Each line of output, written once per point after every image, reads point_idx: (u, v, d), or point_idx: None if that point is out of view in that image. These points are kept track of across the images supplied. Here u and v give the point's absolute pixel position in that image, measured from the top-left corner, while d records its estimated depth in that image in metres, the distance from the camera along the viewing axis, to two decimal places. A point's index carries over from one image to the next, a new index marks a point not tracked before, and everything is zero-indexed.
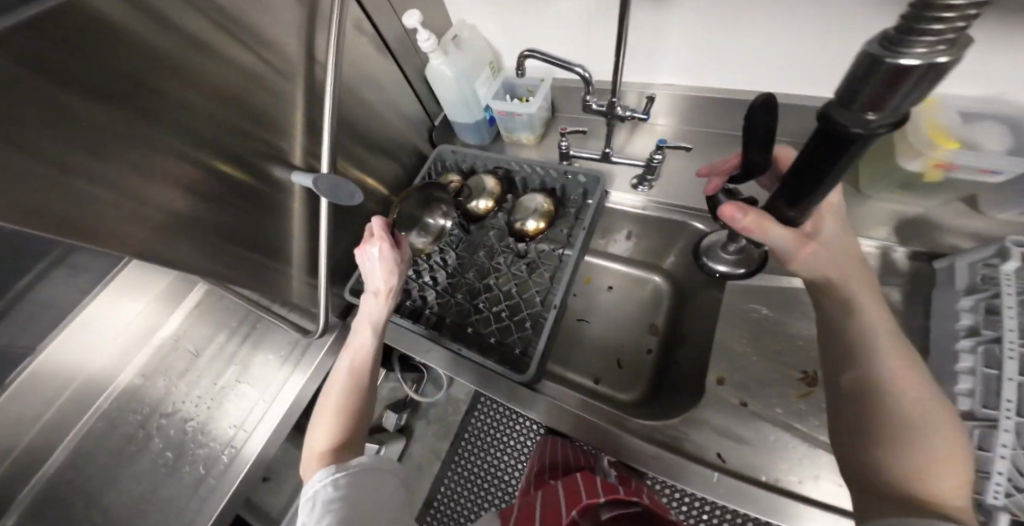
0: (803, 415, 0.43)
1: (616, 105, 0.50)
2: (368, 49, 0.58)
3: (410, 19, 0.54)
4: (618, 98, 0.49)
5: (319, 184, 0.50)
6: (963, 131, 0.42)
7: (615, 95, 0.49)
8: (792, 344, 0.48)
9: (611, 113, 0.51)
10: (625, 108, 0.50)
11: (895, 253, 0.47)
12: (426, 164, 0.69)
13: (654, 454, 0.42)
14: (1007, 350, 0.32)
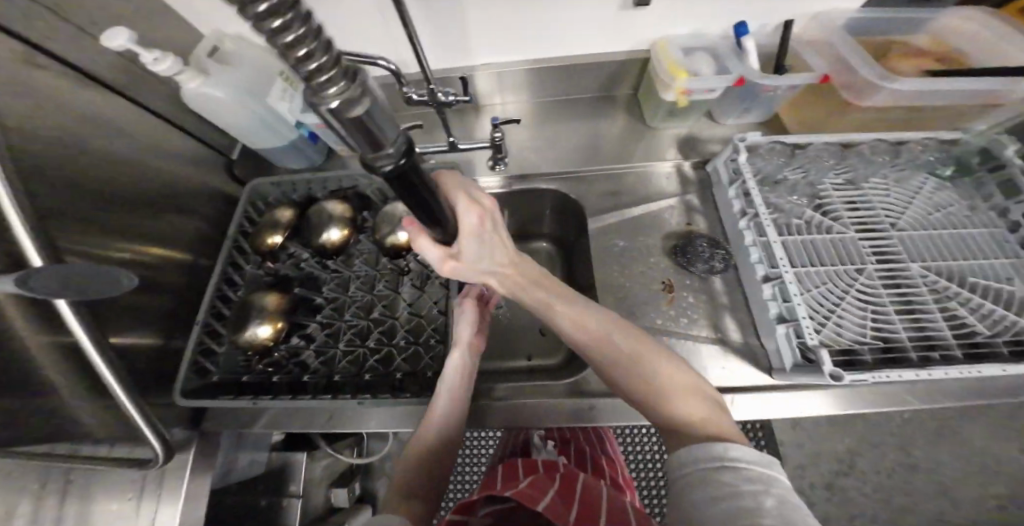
0: (674, 317, 0.53)
1: (435, 91, 0.47)
2: (73, 83, 0.43)
3: (117, 40, 0.41)
4: (434, 84, 0.47)
5: (39, 281, 0.30)
6: (687, 62, 0.57)
7: (430, 82, 0.47)
8: (649, 264, 0.58)
9: (434, 99, 0.48)
10: (443, 92, 0.49)
11: (684, 167, 0.63)
12: (237, 200, 0.60)
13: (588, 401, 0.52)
14: (766, 222, 0.48)
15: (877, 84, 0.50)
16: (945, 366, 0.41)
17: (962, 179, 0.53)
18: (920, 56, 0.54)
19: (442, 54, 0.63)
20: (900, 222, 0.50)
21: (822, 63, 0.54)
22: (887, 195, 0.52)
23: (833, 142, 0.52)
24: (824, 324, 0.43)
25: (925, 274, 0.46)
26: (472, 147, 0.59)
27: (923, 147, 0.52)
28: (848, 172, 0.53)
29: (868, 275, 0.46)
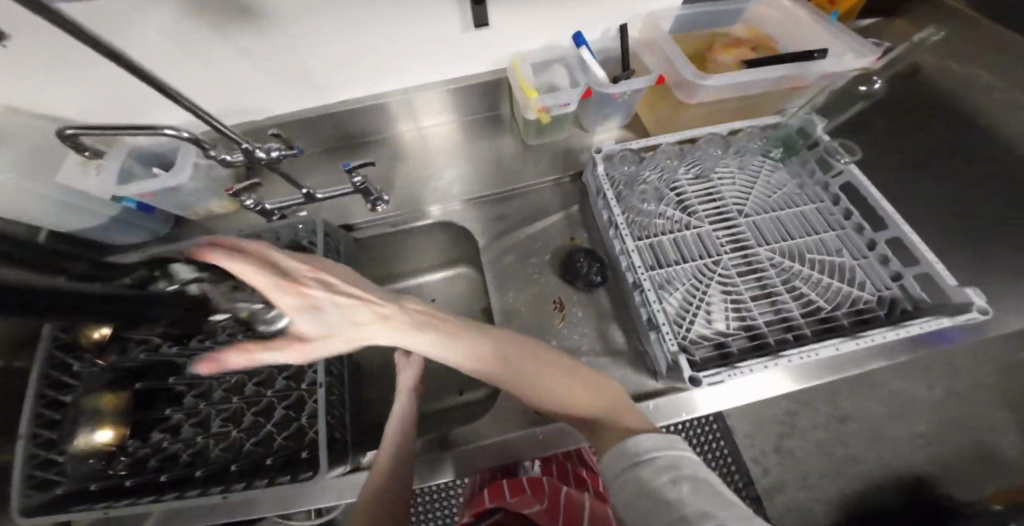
0: (568, 333, 0.55)
1: (250, 149, 0.44)
2: None
3: None
4: (247, 143, 0.43)
5: None
6: (541, 81, 0.59)
7: (240, 141, 0.43)
8: (541, 283, 0.58)
9: (251, 159, 0.45)
10: (262, 149, 0.45)
11: (564, 183, 0.66)
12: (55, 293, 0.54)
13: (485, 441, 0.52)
14: (621, 229, 0.53)
15: (694, 82, 0.53)
16: (797, 344, 0.49)
17: (791, 157, 0.62)
18: (734, 45, 0.61)
19: (288, 96, 0.60)
20: (746, 208, 0.59)
21: (657, 63, 0.59)
22: (735, 186, 0.61)
23: (676, 141, 0.60)
24: (694, 320, 0.53)
25: (772, 257, 0.57)
26: (333, 196, 0.55)
27: (754, 136, 0.61)
28: (698, 166, 0.61)
29: (723, 266, 0.56)
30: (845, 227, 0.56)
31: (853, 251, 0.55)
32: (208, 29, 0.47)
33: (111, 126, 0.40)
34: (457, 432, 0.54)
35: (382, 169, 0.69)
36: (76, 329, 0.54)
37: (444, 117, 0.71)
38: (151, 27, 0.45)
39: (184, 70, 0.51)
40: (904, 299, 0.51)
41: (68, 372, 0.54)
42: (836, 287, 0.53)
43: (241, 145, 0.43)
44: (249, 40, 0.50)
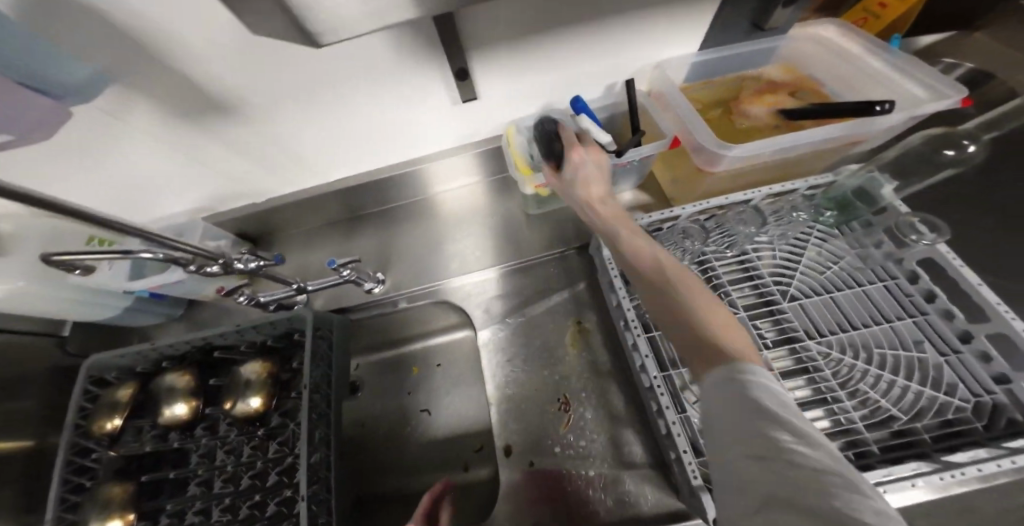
0: (575, 436, 0.53)
1: (229, 261, 0.43)
2: None
3: None
4: (225, 255, 0.43)
5: None
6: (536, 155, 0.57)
7: (219, 255, 0.43)
8: (546, 379, 0.58)
9: (228, 270, 0.44)
10: (243, 260, 0.44)
11: (568, 256, 0.64)
12: (79, 382, 0.54)
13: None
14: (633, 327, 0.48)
15: (716, 152, 0.46)
16: (856, 464, 0.40)
17: (849, 222, 0.53)
18: (766, 92, 0.53)
19: (287, 178, 0.60)
20: (791, 289, 0.51)
21: (669, 124, 0.53)
22: (775, 259, 0.53)
23: (698, 212, 0.53)
24: None
25: (826, 353, 0.47)
26: (322, 286, 0.53)
27: (798, 206, 0.53)
28: (729, 237, 0.53)
29: (764, 362, 0.47)
30: (927, 312, 0.46)
31: (940, 344, 0.44)
32: (197, 129, 0.47)
33: (90, 252, 0.40)
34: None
35: (384, 241, 0.67)
36: (94, 415, 0.54)
37: (467, 179, 0.68)
38: (138, 129, 0.45)
39: (179, 167, 0.52)
40: (1014, 408, 0.39)
41: (91, 455, 0.54)
42: (912, 391, 0.43)
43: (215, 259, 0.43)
44: (239, 134, 0.50)
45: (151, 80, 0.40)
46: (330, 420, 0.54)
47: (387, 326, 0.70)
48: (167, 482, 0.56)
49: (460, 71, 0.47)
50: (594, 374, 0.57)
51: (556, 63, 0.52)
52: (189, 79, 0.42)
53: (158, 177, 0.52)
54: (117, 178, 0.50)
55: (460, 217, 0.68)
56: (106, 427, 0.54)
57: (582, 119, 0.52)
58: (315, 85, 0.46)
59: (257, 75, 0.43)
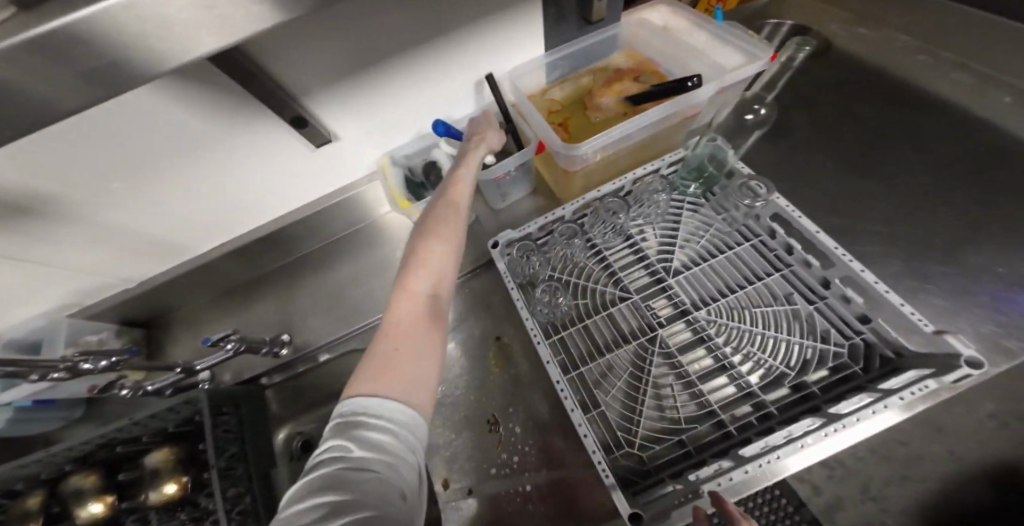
0: (507, 458, 0.50)
1: (71, 365, 0.39)
2: None
3: None
4: (68, 360, 0.40)
5: None
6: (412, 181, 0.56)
7: (58, 362, 0.39)
8: (470, 403, 0.54)
9: (79, 374, 0.41)
10: (92, 359, 0.42)
11: (478, 271, 0.62)
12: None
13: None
14: (534, 336, 0.47)
15: (567, 152, 0.49)
16: (761, 429, 0.42)
17: (710, 189, 0.56)
18: (615, 80, 0.58)
19: (157, 255, 0.56)
20: (674, 264, 0.53)
21: (530, 130, 0.54)
22: (659, 239, 0.54)
23: (579, 208, 0.54)
24: (640, 417, 0.46)
25: (711, 319, 0.49)
26: (213, 364, 0.51)
27: (655, 186, 0.54)
28: (612, 227, 0.54)
29: (661, 341, 0.49)
30: (790, 263, 0.49)
31: (807, 293, 0.48)
32: (16, 235, 0.43)
33: None
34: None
35: (289, 296, 0.65)
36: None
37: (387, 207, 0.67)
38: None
39: (12, 271, 0.47)
40: (882, 345, 0.43)
41: None
42: (798, 343, 0.46)
43: (58, 366, 0.39)
44: (71, 232, 0.46)
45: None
46: (256, 492, 0.52)
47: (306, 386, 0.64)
48: None
49: (296, 120, 0.45)
50: (518, 385, 0.54)
51: (402, 89, 0.51)
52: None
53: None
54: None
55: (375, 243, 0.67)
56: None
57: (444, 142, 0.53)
58: (141, 167, 0.43)
59: (64, 170, 0.40)
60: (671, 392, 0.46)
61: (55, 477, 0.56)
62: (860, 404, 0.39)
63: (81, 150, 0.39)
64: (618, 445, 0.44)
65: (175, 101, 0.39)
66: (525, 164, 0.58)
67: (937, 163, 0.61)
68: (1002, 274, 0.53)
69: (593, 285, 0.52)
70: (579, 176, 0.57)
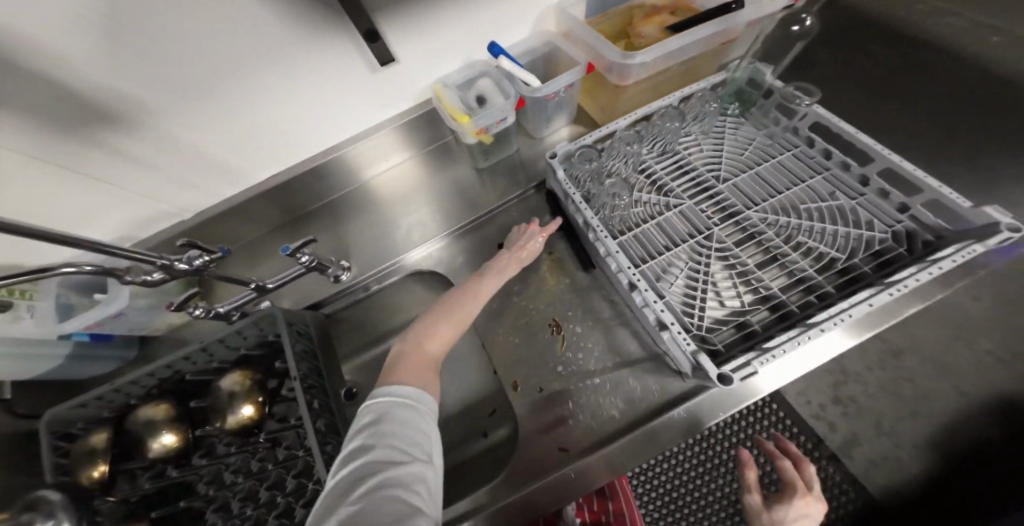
0: (574, 356, 0.52)
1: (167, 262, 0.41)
2: None
3: None
4: (166, 256, 0.41)
5: None
6: (466, 104, 0.57)
7: (160, 256, 0.41)
8: (532, 312, 0.56)
9: (174, 272, 0.43)
10: (185, 258, 0.43)
11: (527, 196, 0.64)
12: (41, 439, 0.48)
13: (525, 477, 0.45)
14: (600, 232, 0.50)
15: (622, 62, 0.52)
16: (823, 305, 0.45)
17: (749, 110, 0.61)
18: (654, 14, 0.59)
19: (212, 184, 0.57)
20: (722, 173, 0.56)
21: (580, 54, 0.57)
22: (704, 153, 0.58)
23: (630, 124, 0.57)
24: (705, 304, 0.48)
25: (763, 218, 0.52)
26: (286, 280, 0.52)
27: (707, 98, 0.58)
28: (661, 143, 0.58)
29: (716, 238, 0.52)
30: (830, 167, 0.54)
31: (848, 191, 0.52)
32: (89, 145, 0.45)
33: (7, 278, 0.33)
34: (524, 458, 0.47)
35: (339, 230, 0.66)
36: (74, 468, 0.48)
37: (403, 153, 0.69)
38: (14, 155, 0.42)
39: (81, 187, 0.48)
40: (922, 230, 0.46)
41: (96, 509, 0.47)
42: (845, 234, 0.49)
43: (156, 261, 0.40)
44: (139, 146, 0.48)
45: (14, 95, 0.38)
46: (332, 409, 0.53)
47: (364, 315, 0.67)
48: (180, 511, 0.50)
49: (369, 33, 0.45)
50: (578, 293, 0.56)
51: (458, 11, 0.52)
52: (66, 91, 0.40)
53: (54, 213, 0.48)
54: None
55: (388, 197, 0.68)
56: (92, 476, 0.48)
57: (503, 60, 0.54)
58: (215, 76, 0.45)
59: (143, 72, 0.42)
60: (731, 285, 0.49)
61: (117, 415, 0.54)
62: (911, 271, 0.43)
63: (166, 49, 0.40)
64: (688, 328, 0.46)
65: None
66: (574, 89, 0.60)
67: (958, 74, 0.65)
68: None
69: (647, 195, 0.55)
70: (625, 99, 0.59)
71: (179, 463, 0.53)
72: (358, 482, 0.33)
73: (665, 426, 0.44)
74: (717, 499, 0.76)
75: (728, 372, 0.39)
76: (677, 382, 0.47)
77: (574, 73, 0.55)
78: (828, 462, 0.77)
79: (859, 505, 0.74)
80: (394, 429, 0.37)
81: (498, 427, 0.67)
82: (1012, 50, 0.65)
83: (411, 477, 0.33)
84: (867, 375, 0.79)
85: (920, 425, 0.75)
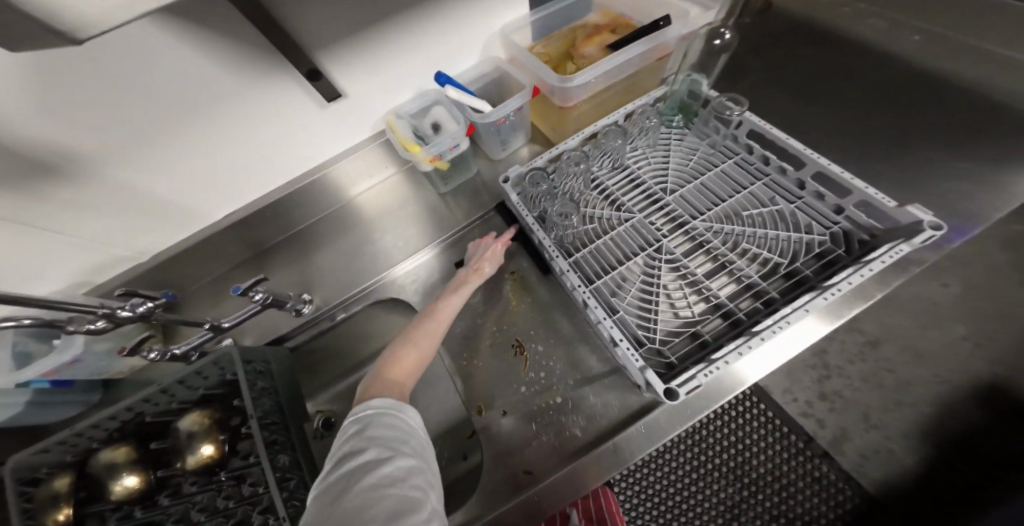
0: (536, 374, 0.52)
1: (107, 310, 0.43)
2: None
3: None
4: (106, 305, 0.43)
5: None
6: (420, 134, 0.58)
7: (100, 305, 0.42)
8: (495, 334, 0.57)
9: (116, 320, 0.44)
10: (127, 306, 0.45)
11: (487, 217, 0.65)
12: (5, 487, 0.47)
13: (489, 505, 0.45)
14: (551, 252, 0.52)
15: (562, 85, 0.55)
16: (768, 311, 0.46)
17: (692, 120, 0.64)
18: (595, 33, 0.62)
19: (169, 226, 0.58)
20: (670, 185, 0.58)
21: (526, 78, 0.59)
22: (652, 166, 0.60)
23: (578, 143, 0.60)
24: (658, 315, 0.49)
25: (710, 226, 0.54)
26: (241, 319, 0.53)
27: (648, 113, 0.61)
28: (611, 158, 0.60)
29: (667, 250, 0.53)
30: (769, 172, 0.56)
31: (789, 196, 0.54)
32: (42, 201, 0.46)
33: None
34: (488, 484, 0.46)
35: (303, 260, 0.66)
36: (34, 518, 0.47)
37: (389, 170, 0.69)
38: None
39: (38, 243, 0.49)
40: (857, 231, 0.48)
41: None
42: (786, 237, 0.51)
43: (96, 310, 0.42)
44: (95, 196, 0.49)
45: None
46: (294, 444, 0.53)
47: (333, 342, 0.67)
48: None
49: (311, 72, 0.47)
50: (539, 311, 0.56)
51: (402, 46, 0.54)
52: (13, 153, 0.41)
53: (11, 271, 0.48)
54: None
55: (372, 217, 0.69)
56: (58, 520, 0.47)
57: (449, 89, 0.56)
58: (159, 124, 0.46)
59: (91, 127, 0.43)
60: (683, 295, 0.50)
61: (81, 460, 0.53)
62: (848, 272, 0.44)
63: (113, 101, 0.41)
64: (643, 342, 0.47)
65: (192, 46, 0.41)
66: (524, 111, 0.61)
67: (895, 74, 0.67)
68: (972, 154, 0.57)
69: (599, 210, 0.57)
70: (572, 118, 0.61)
71: (144, 508, 0.52)
72: (351, 486, 0.34)
73: (620, 444, 0.44)
74: (714, 509, 0.71)
75: (674, 387, 0.40)
76: (635, 398, 0.47)
77: (520, 97, 0.56)
78: (822, 461, 0.73)
79: (857, 503, 0.70)
80: (385, 423, 0.39)
81: (477, 451, 0.66)
82: (941, 50, 0.67)
83: (404, 472, 0.35)
84: (850, 369, 0.79)
85: (906, 415, 0.75)
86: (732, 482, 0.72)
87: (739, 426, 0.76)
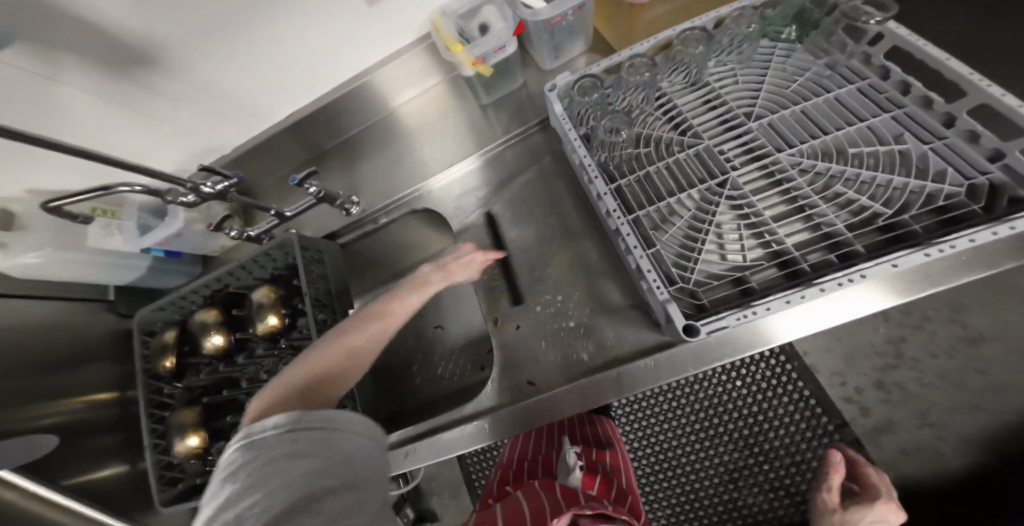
0: (553, 299, 0.51)
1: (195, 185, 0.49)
2: None
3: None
4: (194, 179, 0.49)
5: None
6: (465, 34, 0.53)
7: (188, 179, 0.49)
8: (520, 255, 0.56)
9: (202, 194, 0.51)
10: (209, 183, 0.51)
11: (530, 135, 0.61)
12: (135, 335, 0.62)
13: (490, 406, 0.48)
14: (591, 172, 0.47)
15: None
16: (842, 266, 0.38)
17: (808, 33, 0.50)
18: None
19: (241, 122, 0.63)
20: (755, 109, 0.48)
21: None
22: (737, 87, 0.50)
23: (646, 51, 0.51)
24: (703, 254, 0.44)
25: (795, 160, 0.45)
26: (301, 209, 0.58)
27: (745, 19, 0.49)
28: (683, 72, 0.52)
29: (732, 184, 0.45)
30: (905, 100, 0.43)
31: (920, 132, 0.41)
32: (141, 87, 0.52)
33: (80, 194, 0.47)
34: (494, 388, 0.49)
35: (353, 164, 0.69)
36: (150, 359, 0.61)
37: (434, 77, 0.67)
38: (81, 95, 0.50)
39: (139, 128, 0.57)
40: (1015, 185, 0.35)
41: (165, 393, 0.62)
42: (898, 183, 0.40)
43: (186, 183, 0.49)
44: (179, 87, 0.54)
45: (66, 39, 0.44)
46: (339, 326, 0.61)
47: (378, 246, 0.72)
48: (226, 400, 0.62)
49: None
50: (567, 237, 0.54)
51: None
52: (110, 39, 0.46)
53: (121, 148, 0.58)
54: (63, 163, 0.58)
55: (416, 128, 0.68)
56: (166, 366, 0.60)
57: None
58: (226, 18, 0.48)
59: (165, 13, 0.45)
60: (737, 236, 0.43)
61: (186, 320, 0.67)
62: (972, 232, 0.34)
63: None
64: (675, 280, 0.42)
65: None
66: (587, 11, 0.53)
67: None
68: None
69: (658, 132, 0.50)
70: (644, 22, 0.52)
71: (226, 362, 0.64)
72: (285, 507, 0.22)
73: (631, 379, 0.43)
74: (713, 469, 0.67)
75: (695, 324, 0.37)
76: (651, 337, 0.44)
77: None
78: None
79: None
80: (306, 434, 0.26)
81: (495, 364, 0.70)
82: None
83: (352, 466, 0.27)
84: (929, 364, 0.59)
85: (977, 419, 0.56)
86: (739, 448, 0.66)
87: (766, 399, 0.65)
